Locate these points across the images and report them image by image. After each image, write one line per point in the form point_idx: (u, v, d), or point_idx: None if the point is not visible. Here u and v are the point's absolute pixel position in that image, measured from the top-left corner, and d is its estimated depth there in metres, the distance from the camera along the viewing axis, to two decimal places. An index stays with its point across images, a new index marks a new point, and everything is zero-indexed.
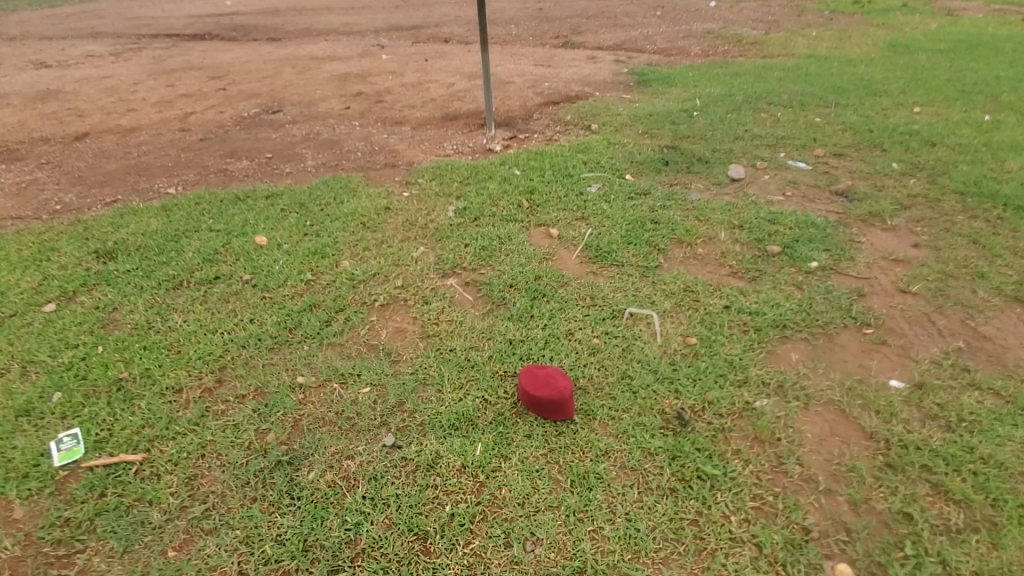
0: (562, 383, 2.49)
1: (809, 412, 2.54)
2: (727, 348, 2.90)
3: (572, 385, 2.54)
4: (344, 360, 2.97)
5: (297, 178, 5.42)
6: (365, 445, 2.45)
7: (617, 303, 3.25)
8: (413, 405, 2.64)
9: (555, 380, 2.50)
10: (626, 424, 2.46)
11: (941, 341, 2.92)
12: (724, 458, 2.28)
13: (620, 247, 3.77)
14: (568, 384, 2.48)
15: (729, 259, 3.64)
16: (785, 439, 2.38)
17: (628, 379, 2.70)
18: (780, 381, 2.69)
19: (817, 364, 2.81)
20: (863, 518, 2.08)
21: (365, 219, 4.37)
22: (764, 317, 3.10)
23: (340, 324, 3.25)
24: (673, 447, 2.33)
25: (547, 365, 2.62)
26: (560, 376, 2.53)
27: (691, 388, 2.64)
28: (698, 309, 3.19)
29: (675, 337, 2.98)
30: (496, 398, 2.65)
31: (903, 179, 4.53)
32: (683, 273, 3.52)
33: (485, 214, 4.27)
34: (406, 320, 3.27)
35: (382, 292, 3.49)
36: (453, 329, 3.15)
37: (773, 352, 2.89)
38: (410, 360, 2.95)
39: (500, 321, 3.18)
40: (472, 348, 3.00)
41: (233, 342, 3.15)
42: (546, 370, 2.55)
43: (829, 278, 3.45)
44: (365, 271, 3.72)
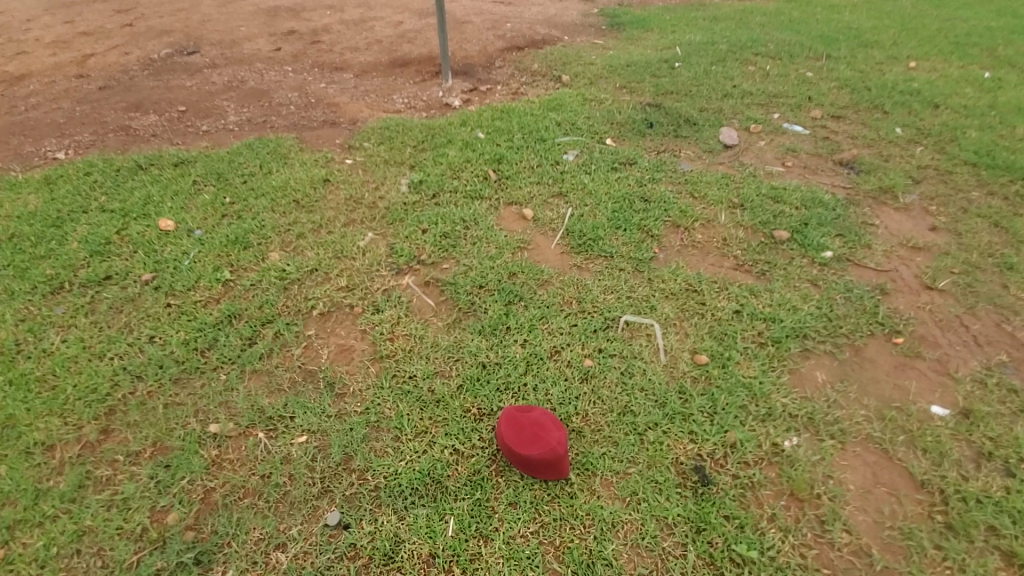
0: (555, 435, 1.97)
1: (846, 453, 2.13)
2: (743, 368, 2.43)
3: (565, 434, 2.02)
4: (273, 396, 2.34)
5: (214, 138, 4.49)
6: (301, 525, 1.89)
7: (609, 308, 2.70)
8: (364, 461, 2.06)
9: (545, 430, 1.98)
10: (632, 483, 1.98)
11: (979, 352, 2.56)
12: (757, 529, 1.85)
13: (607, 233, 3.19)
14: (562, 436, 1.97)
15: (733, 247, 3.12)
16: (826, 496, 1.96)
17: (632, 418, 2.20)
18: (808, 411, 2.25)
19: (848, 386, 2.38)
20: None
21: (298, 195, 3.59)
22: (782, 325, 2.64)
23: (266, 343, 2.58)
24: (693, 516, 1.88)
25: (534, 408, 2.08)
26: (551, 424, 2.01)
27: (708, 427, 2.17)
28: (705, 314, 2.69)
29: (681, 354, 2.48)
30: (469, 448, 2.10)
31: (910, 147, 4.10)
32: (683, 266, 2.99)
33: (445, 190, 3.57)
34: (351, 334, 2.63)
35: (321, 297, 2.82)
36: (411, 347, 2.54)
37: (796, 371, 2.44)
38: (358, 392, 2.34)
39: (470, 334, 2.59)
40: (437, 374, 2.42)
41: (127, 372, 2.45)
42: (533, 415, 2.02)
43: (846, 271, 3.01)
44: (299, 267, 3.01)
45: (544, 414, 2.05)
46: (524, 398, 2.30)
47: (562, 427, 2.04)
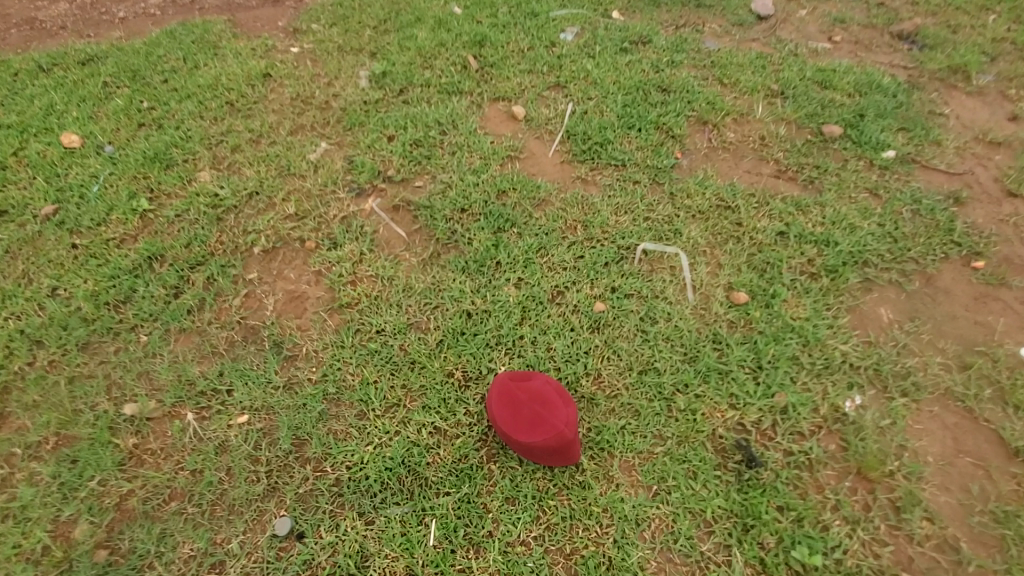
0: (561, 413, 1.53)
1: (920, 414, 1.73)
2: (792, 308, 1.96)
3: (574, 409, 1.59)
4: (205, 363, 1.87)
5: (130, 26, 3.62)
6: (242, 536, 1.50)
7: (623, 233, 2.17)
8: (321, 447, 1.63)
9: (550, 406, 1.54)
10: (659, 467, 1.58)
11: None
12: (818, 523, 1.49)
13: (617, 135, 2.56)
14: (571, 415, 1.54)
15: (773, 149, 2.52)
16: (900, 475, 1.59)
17: (655, 379, 1.76)
18: (874, 363, 1.82)
19: (919, 327, 1.94)
20: None
21: (231, 96, 2.86)
22: (837, 249, 2.13)
23: (196, 293, 2.06)
24: (737, 510, 1.50)
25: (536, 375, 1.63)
26: (557, 398, 1.57)
27: (751, 388, 1.74)
28: (743, 238, 2.16)
29: (715, 291, 1.99)
30: (453, 426, 1.67)
31: (984, 13, 3.34)
32: (712, 175, 2.40)
33: (414, 83, 2.86)
34: (302, 277, 2.10)
35: (264, 230, 2.25)
36: (377, 292, 2.03)
37: (856, 309, 1.98)
38: (312, 354, 1.86)
39: (451, 272, 2.07)
40: (411, 327, 1.93)
41: (23, 338, 1.95)
42: (534, 386, 1.57)
43: (912, 176, 2.45)
44: (235, 190, 2.42)
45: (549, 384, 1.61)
46: (521, 356, 1.84)
47: (571, 400, 1.60)
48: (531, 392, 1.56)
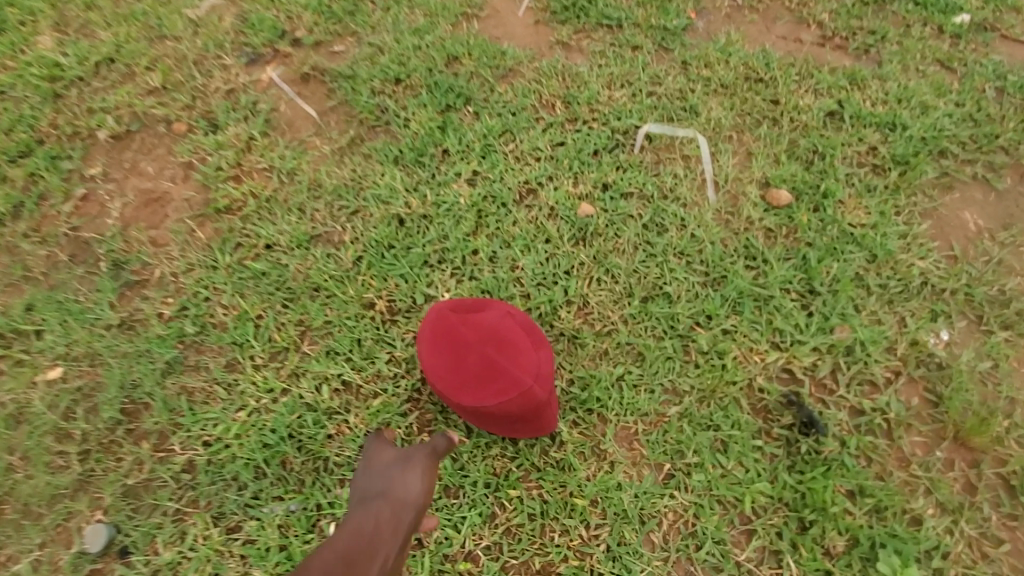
0: (528, 357, 1.01)
1: None
2: (851, 212, 1.42)
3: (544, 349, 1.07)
4: (11, 294, 1.28)
5: None
6: (35, 553, 1.03)
7: (619, 113, 1.56)
8: (167, 415, 1.11)
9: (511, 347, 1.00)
10: (673, 437, 1.08)
11: None
12: (905, 515, 1.02)
13: None
14: (541, 360, 1.02)
15: (817, 8, 1.89)
16: (1014, 441, 1.11)
17: (666, 310, 1.22)
18: (964, 286, 1.32)
19: (1017, 237, 1.43)
20: None
21: None
22: (906, 135, 1.57)
23: (7, 195, 1.42)
24: (787, 498, 1.02)
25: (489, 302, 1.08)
26: (522, 334, 1.04)
27: (801, 322, 1.22)
28: (781, 121, 1.58)
29: (746, 191, 1.44)
30: (370, 380, 1.14)
31: None
32: (738, 39, 1.78)
33: None
34: (165, 172, 1.47)
35: (115, 107, 1.59)
36: (270, 191, 1.42)
37: (933, 213, 1.45)
38: (168, 279, 1.28)
39: (377, 164, 1.46)
40: (317, 240, 1.34)
41: None
42: (488, 318, 1.02)
43: (992, 46, 1.87)
44: (82, 57, 1.69)
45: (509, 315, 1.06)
46: (475, 278, 1.28)
47: (542, 338, 1.07)
48: (483, 325, 1.01)
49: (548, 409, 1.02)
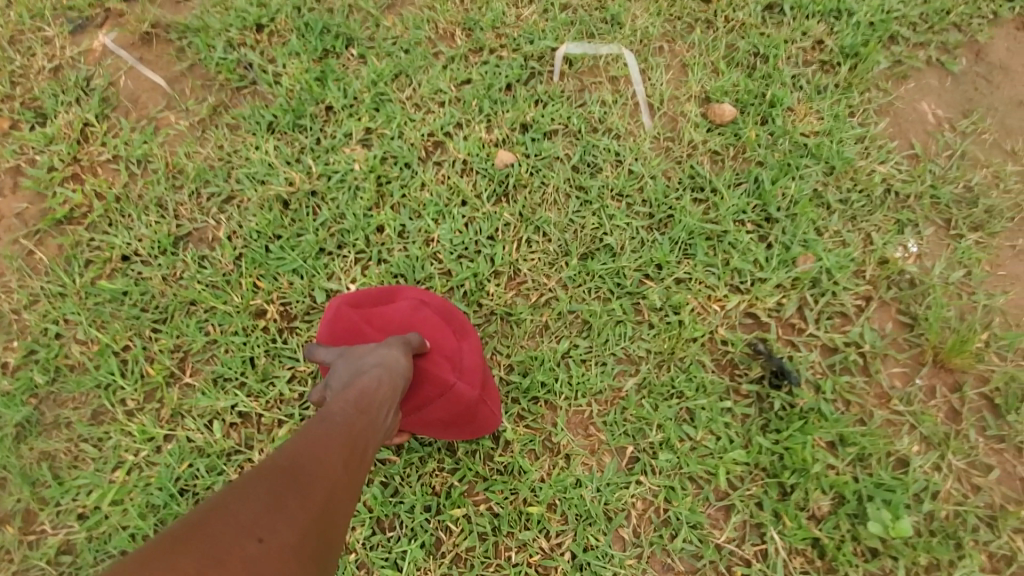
0: (446, 350, 0.87)
1: (1002, 254, 1.14)
2: (802, 119, 1.25)
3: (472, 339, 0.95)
4: None
5: None
6: None
7: (531, 33, 1.32)
8: (28, 489, 0.92)
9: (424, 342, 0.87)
10: (634, 415, 0.94)
11: None
12: (890, 459, 0.92)
13: None
14: (465, 350, 0.89)
15: None
16: (994, 355, 1.02)
17: (610, 265, 1.05)
18: (930, 188, 1.19)
19: (979, 124, 1.30)
20: None
21: None
22: (854, 21, 1.39)
23: None
24: (764, 463, 0.91)
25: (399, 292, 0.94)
26: (437, 326, 0.90)
27: (760, 257, 1.07)
28: (716, 20, 1.37)
29: (685, 110, 1.25)
30: (274, 407, 0.96)
31: None
32: None
33: None
34: None
35: None
36: (119, 187, 1.15)
37: (888, 109, 1.30)
38: (7, 319, 1.04)
39: (248, 135, 1.20)
40: (187, 240, 1.10)
41: None
42: (393, 313, 0.90)
43: None
44: None
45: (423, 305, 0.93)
46: (384, 260, 1.08)
47: (465, 326, 0.94)
48: (388, 322, 0.89)
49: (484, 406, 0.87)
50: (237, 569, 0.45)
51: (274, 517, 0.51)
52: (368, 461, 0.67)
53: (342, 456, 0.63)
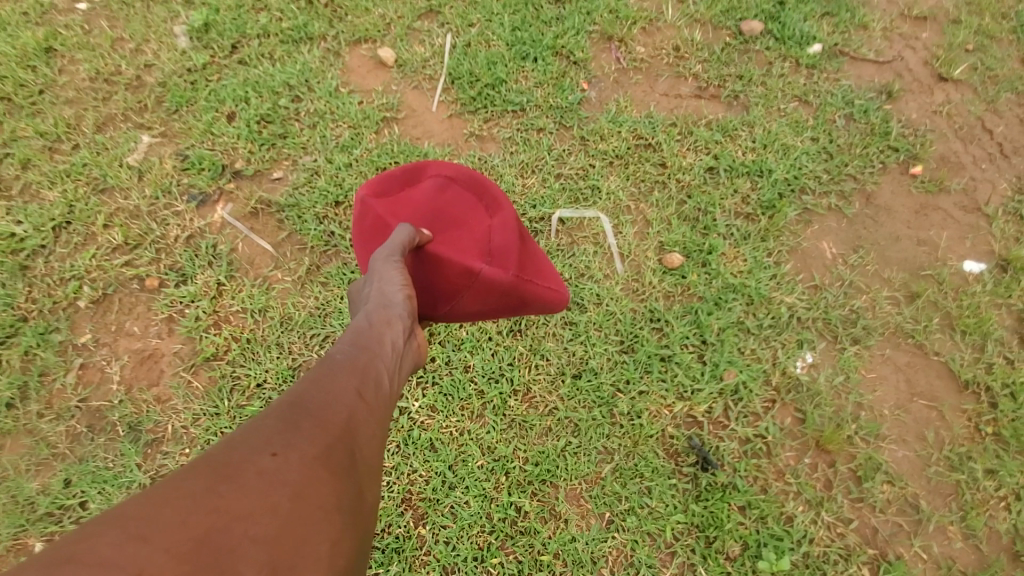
0: (477, 221, 1.31)
1: (873, 361, 1.60)
2: (731, 262, 1.74)
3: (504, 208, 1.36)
4: (46, 471, 1.51)
5: None
6: None
7: (533, 201, 1.83)
8: None
9: (457, 224, 1.30)
10: (610, 490, 1.42)
11: (1007, 168, 2.03)
12: (782, 517, 1.39)
13: (510, 70, 2.12)
14: (488, 217, 1.32)
15: (690, 61, 2.16)
16: (860, 440, 1.48)
17: (592, 383, 1.53)
18: (822, 311, 1.66)
19: (864, 257, 1.77)
20: (986, 554, 1.39)
21: (5, 86, 2.15)
22: (771, 179, 1.88)
23: (13, 379, 1.62)
24: (696, 522, 1.39)
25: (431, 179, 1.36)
26: (470, 208, 1.32)
27: (697, 373, 1.55)
28: (668, 184, 1.87)
29: (645, 258, 1.74)
30: None
31: None
32: (626, 105, 2.04)
33: (250, 35, 2.24)
34: (149, 329, 1.69)
35: (85, 274, 1.77)
36: (248, 332, 1.66)
37: (798, 249, 1.78)
38: (181, 433, 1.55)
39: (336, 288, 1.71)
40: (300, 370, 1.62)
41: None
42: (427, 199, 1.32)
43: (841, 72, 2.17)
44: (39, 225, 1.85)
45: (453, 187, 1.34)
46: (436, 382, 1.54)
47: (496, 201, 1.34)
48: (421, 209, 1.32)
49: (523, 280, 1.28)
50: (256, 471, 0.74)
51: (289, 436, 0.81)
52: (372, 386, 0.97)
53: (349, 391, 0.92)
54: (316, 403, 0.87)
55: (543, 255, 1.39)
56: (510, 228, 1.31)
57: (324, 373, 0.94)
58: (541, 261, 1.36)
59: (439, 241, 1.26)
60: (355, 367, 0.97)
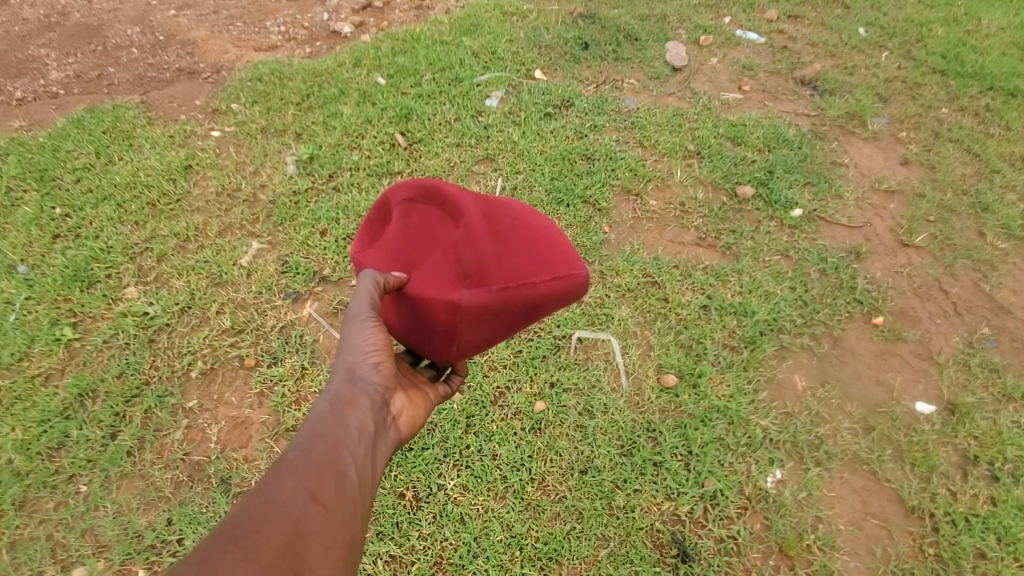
0: (443, 238, 1.31)
1: (832, 482, 1.95)
2: (717, 386, 2.13)
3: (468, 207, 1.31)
4: (152, 510, 1.90)
5: (30, 111, 3.11)
6: None
7: (558, 321, 2.27)
8: None
9: (427, 249, 1.32)
10: (605, 571, 1.77)
11: (961, 323, 2.39)
12: None
13: (547, 212, 2.64)
14: (452, 229, 1.30)
15: (693, 215, 2.66)
16: (816, 547, 1.81)
17: (596, 479, 1.92)
18: (791, 434, 2.02)
19: (829, 391, 2.14)
20: None
21: (152, 194, 2.67)
22: (754, 319, 2.30)
23: (134, 431, 2.04)
24: None
25: (394, 211, 1.37)
26: (435, 225, 1.32)
27: (682, 478, 1.93)
28: (669, 316, 2.30)
29: (646, 376, 2.14)
30: (408, 552, 1.80)
31: (876, 53, 3.55)
32: (639, 248, 2.52)
33: (344, 168, 2.83)
34: (244, 400, 2.11)
35: (199, 351, 2.22)
36: None
37: (774, 380, 2.16)
38: None
39: None
40: None
41: None
42: (393, 236, 1.36)
43: (818, 232, 2.64)
44: (166, 307, 2.33)
45: (414, 208, 1.34)
46: (469, 466, 1.95)
47: (457, 207, 1.31)
48: (393, 247, 1.36)
49: (513, 287, 1.28)
50: None
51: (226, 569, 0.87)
52: (330, 476, 1.08)
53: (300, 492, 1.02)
54: (257, 524, 0.95)
55: (528, 226, 1.34)
56: (481, 233, 1.30)
57: (276, 479, 1.03)
58: (539, 249, 1.31)
59: (415, 275, 1.31)
60: (311, 464, 1.08)
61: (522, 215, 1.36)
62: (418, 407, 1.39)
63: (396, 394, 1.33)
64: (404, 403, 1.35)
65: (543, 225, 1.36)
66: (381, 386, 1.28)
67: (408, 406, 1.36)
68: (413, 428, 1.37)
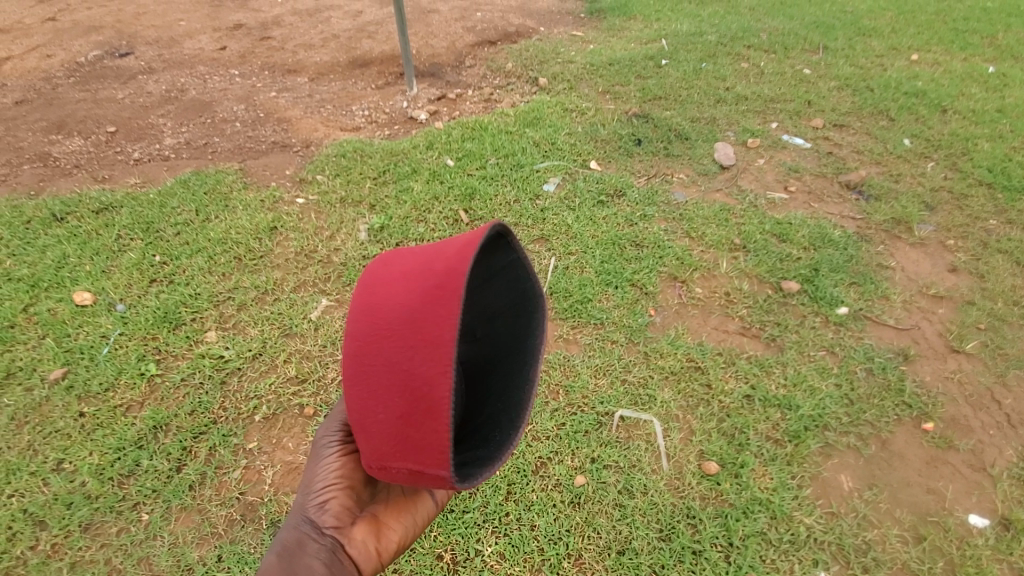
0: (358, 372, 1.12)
1: None
2: (759, 478, 2.13)
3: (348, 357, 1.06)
4: (204, 544, 2.01)
5: (146, 171, 3.55)
6: None
7: (601, 398, 2.34)
8: None
9: None
10: None
11: (1015, 436, 2.33)
12: None
13: (597, 292, 2.78)
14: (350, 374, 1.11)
15: (738, 305, 2.75)
16: None
17: (633, 561, 1.93)
18: (837, 535, 1.99)
19: (877, 495, 2.10)
20: None
21: (240, 250, 2.97)
22: (798, 413, 2.32)
23: (198, 466, 2.19)
24: None
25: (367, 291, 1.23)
26: None
27: (722, 570, 1.92)
28: (712, 402, 2.35)
29: (687, 461, 2.17)
30: None
31: (921, 163, 3.69)
32: (683, 332, 2.61)
33: (410, 238, 3.08)
34: (301, 446, 2.24)
35: (265, 395, 2.39)
36: None
37: (819, 477, 2.15)
38: None
39: None
40: None
41: (40, 522, 2.06)
42: None
43: (864, 331, 2.67)
44: (239, 351, 2.53)
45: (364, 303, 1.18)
46: (507, 534, 1.99)
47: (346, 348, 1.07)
48: None
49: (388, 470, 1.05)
50: None
51: None
52: None
53: None
54: None
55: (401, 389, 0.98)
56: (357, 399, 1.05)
57: None
58: (410, 415, 0.98)
59: None
60: None
61: (409, 340, 0.97)
62: (387, 533, 1.47)
63: (357, 525, 1.43)
64: (367, 533, 1.43)
65: (422, 361, 0.96)
66: (332, 520, 1.41)
67: (371, 535, 1.44)
68: (381, 556, 1.45)
